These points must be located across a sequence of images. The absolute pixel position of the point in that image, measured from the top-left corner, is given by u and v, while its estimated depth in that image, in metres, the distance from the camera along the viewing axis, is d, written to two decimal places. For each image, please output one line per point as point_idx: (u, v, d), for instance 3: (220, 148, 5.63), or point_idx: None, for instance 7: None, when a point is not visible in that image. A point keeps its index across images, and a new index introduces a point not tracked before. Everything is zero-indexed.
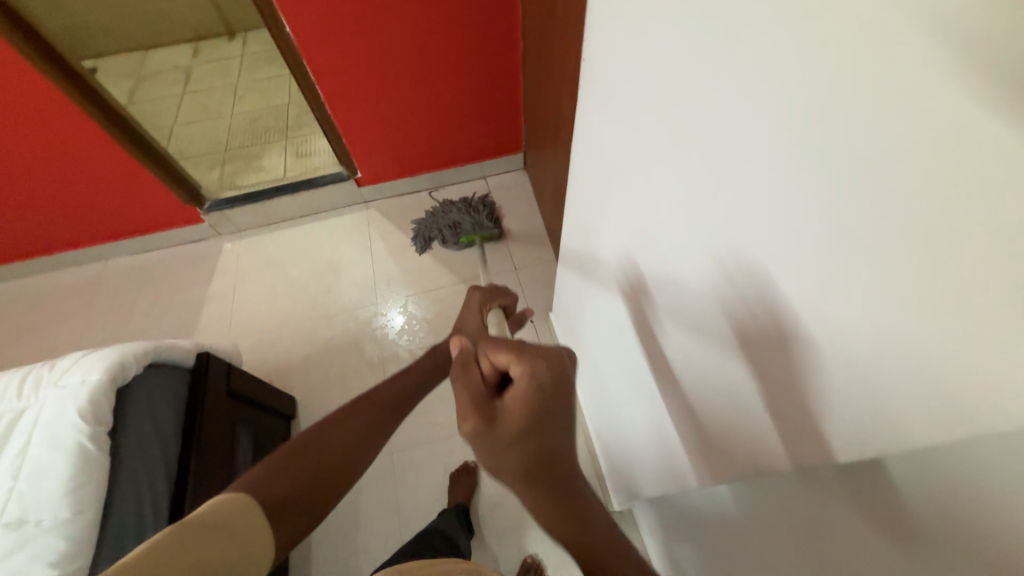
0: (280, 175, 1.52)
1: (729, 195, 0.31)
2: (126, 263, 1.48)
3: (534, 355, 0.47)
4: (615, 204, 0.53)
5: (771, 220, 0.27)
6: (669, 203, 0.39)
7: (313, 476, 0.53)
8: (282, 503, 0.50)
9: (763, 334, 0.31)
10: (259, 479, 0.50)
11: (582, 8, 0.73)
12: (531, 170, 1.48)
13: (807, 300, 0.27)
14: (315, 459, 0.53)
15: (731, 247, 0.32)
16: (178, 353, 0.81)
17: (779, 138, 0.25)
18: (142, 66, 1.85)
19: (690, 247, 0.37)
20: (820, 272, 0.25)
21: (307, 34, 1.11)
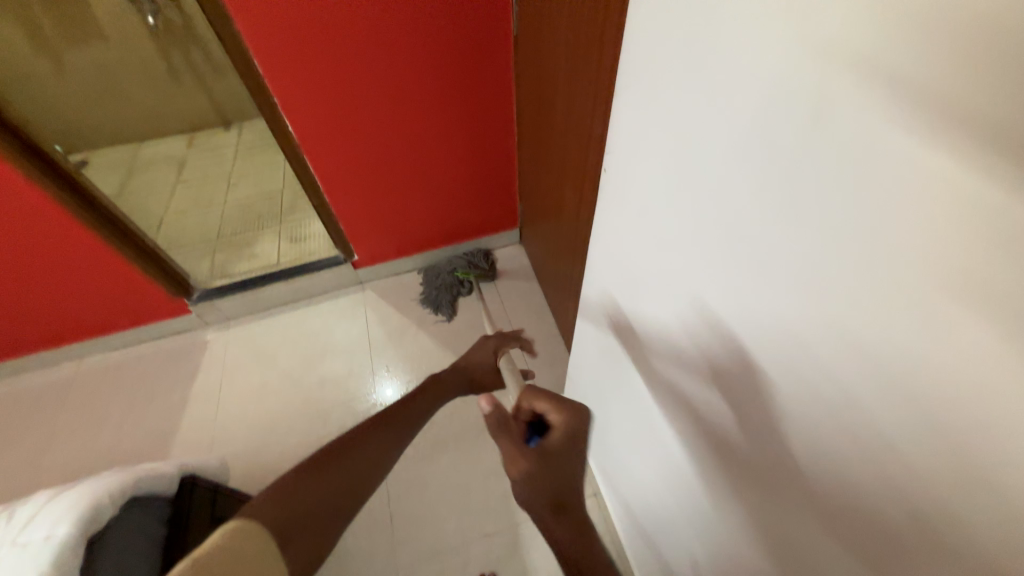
0: (274, 260, 1.49)
1: (781, 284, 0.33)
2: (103, 361, 1.39)
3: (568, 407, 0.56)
4: (657, 303, 0.53)
5: (834, 313, 0.29)
6: (715, 287, 0.41)
7: (322, 502, 0.56)
8: (287, 527, 0.53)
9: (846, 434, 0.31)
10: (266, 503, 0.54)
11: (585, 112, 0.77)
12: (529, 245, 1.49)
13: (878, 391, 0.28)
14: (324, 480, 0.57)
15: (789, 333, 0.34)
16: (160, 482, 0.72)
17: (852, 267, 0.27)
18: (134, 158, 1.87)
19: (746, 334, 0.38)
20: (886, 365, 0.27)
21: (307, 130, 1.13)
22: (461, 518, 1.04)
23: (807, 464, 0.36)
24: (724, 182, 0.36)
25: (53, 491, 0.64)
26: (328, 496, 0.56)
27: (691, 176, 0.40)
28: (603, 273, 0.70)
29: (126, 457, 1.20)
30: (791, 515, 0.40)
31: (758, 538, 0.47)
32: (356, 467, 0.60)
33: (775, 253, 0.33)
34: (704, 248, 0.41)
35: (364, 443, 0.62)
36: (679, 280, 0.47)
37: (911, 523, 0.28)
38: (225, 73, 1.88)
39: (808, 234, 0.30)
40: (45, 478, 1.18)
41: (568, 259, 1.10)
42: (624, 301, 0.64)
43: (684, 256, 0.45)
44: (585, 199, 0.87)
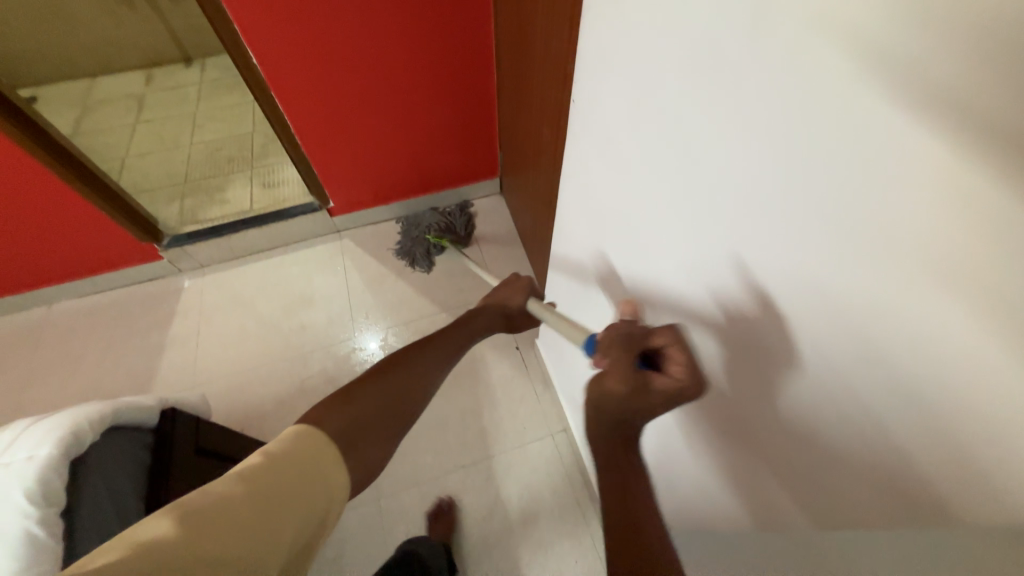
0: (246, 207, 1.45)
1: (754, 210, 0.35)
2: (73, 308, 1.36)
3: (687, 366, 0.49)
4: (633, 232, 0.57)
5: (801, 235, 0.32)
6: (679, 209, 0.45)
7: (382, 407, 0.62)
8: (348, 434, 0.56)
9: (803, 343, 0.35)
10: (333, 409, 0.58)
11: (559, 48, 0.75)
12: (509, 195, 1.48)
13: (836, 301, 0.31)
14: (386, 393, 0.64)
15: (761, 257, 0.36)
16: (139, 413, 0.74)
17: (790, 174, 0.31)
18: (87, 95, 1.74)
19: (723, 261, 0.41)
20: (841, 278, 0.30)
21: (278, 68, 1.07)
22: (439, 452, 1.10)
23: (771, 368, 0.39)
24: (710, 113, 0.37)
25: (30, 419, 0.65)
26: (385, 406, 0.62)
27: (677, 110, 0.41)
28: (584, 210, 0.72)
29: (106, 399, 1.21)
30: (748, 415, 0.44)
31: (717, 441, 0.52)
32: (405, 382, 0.67)
33: (750, 182, 0.35)
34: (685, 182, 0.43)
35: (417, 367, 0.70)
36: (661, 215, 0.49)
37: (854, 403, 0.32)
38: (181, 1, 1.73)
39: (785, 162, 0.31)
40: (24, 420, 1.19)
41: (545, 207, 1.10)
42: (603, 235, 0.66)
43: (666, 190, 0.46)
44: (560, 141, 0.86)
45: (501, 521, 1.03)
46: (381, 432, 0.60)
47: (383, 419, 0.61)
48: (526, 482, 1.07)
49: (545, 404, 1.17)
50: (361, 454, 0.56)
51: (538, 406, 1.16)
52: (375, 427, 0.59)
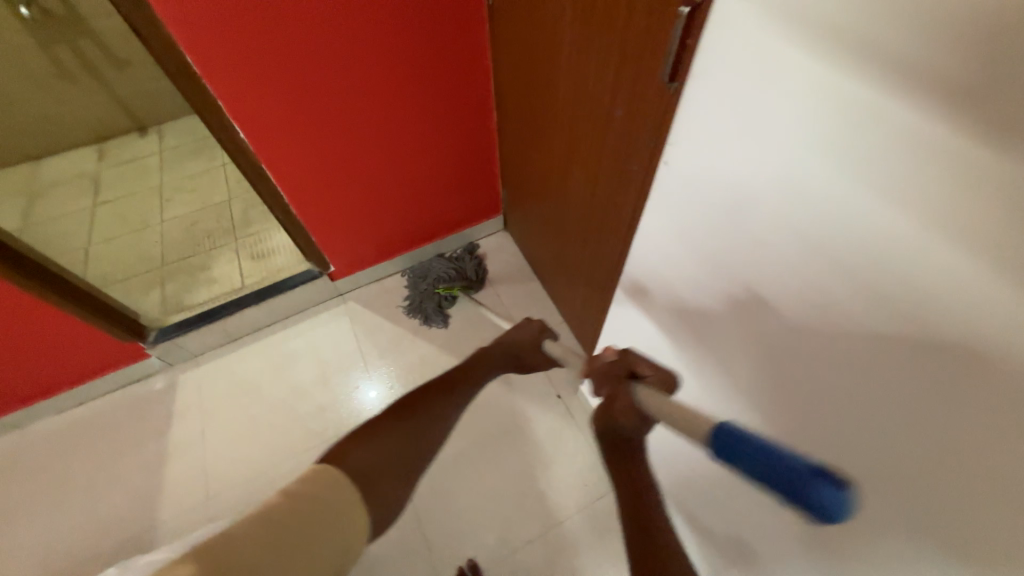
0: (237, 283, 1.32)
1: (868, 247, 0.36)
2: (50, 427, 1.19)
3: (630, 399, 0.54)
4: (742, 291, 0.51)
5: (924, 270, 0.32)
6: (829, 276, 0.39)
7: (409, 448, 0.55)
8: (370, 477, 0.50)
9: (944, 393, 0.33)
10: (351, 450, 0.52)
11: (597, 91, 0.68)
12: (517, 232, 1.42)
13: (984, 347, 0.30)
14: (411, 431, 0.57)
15: (870, 296, 0.37)
16: None
17: None
18: (33, 180, 1.57)
19: (827, 299, 0.40)
20: (990, 322, 0.29)
21: (264, 137, 0.97)
22: (498, 528, 1.01)
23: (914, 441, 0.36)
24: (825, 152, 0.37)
25: None
26: (410, 447, 0.55)
27: (819, 161, 0.37)
28: (657, 257, 0.66)
29: (107, 532, 1.05)
30: (899, 505, 0.38)
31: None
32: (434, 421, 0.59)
33: (871, 222, 0.35)
34: (783, 217, 0.43)
35: (440, 397, 0.63)
36: (778, 271, 0.45)
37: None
38: (128, 67, 1.58)
39: (917, 203, 0.32)
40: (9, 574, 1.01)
41: (573, 249, 1.03)
42: (685, 283, 0.61)
43: (789, 246, 0.43)
44: (597, 187, 0.80)
45: None
46: (402, 478, 0.52)
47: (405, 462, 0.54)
48: (598, 546, 0.99)
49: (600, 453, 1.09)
50: (382, 503, 0.50)
51: (594, 456, 1.09)
52: (392, 470, 0.52)
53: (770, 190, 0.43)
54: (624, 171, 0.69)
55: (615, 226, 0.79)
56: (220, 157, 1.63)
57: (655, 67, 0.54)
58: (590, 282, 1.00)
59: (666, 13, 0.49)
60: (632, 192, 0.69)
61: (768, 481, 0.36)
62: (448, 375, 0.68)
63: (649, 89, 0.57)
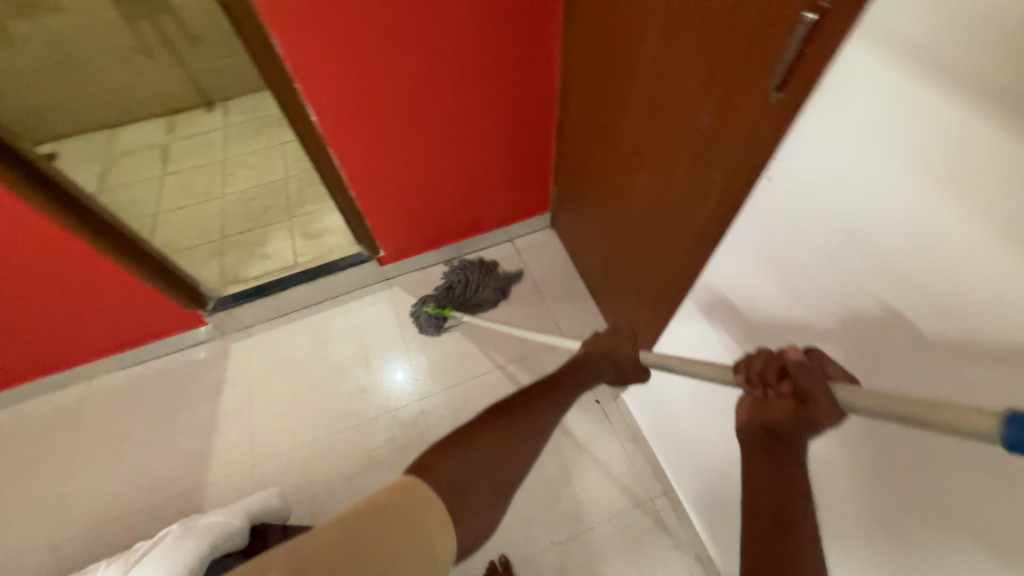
0: (290, 261, 1.36)
1: (1004, 295, 0.34)
2: (113, 382, 1.27)
3: (833, 401, 0.43)
4: (842, 322, 0.48)
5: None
6: (971, 315, 0.37)
7: (497, 461, 0.56)
8: (457, 494, 0.52)
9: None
10: (438, 464, 0.53)
11: (682, 96, 0.66)
12: (564, 231, 1.40)
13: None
14: (499, 445, 0.57)
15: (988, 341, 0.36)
16: (234, 538, 0.64)
17: None
18: (109, 148, 1.66)
19: (950, 340, 0.39)
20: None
21: (337, 125, 0.99)
22: (529, 526, 1.01)
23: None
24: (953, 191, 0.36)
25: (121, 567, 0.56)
26: (497, 465, 0.56)
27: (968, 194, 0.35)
28: (728, 275, 0.65)
29: (159, 486, 1.11)
30: (1008, 540, 0.38)
31: None
32: (522, 438, 0.59)
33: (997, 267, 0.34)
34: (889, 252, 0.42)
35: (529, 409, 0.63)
36: (897, 304, 0.42)
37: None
38: (201, 45, 1.65)
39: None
40: (73, 515, 1.09)
41: (627, 254, 1.01)
42: (758, 305, 0.60)
43: (916, 280, 0.40)
44: (666, 194, 0.77)
45: None
46: (488, 495, 0.53)
47: (493, 478, 0.55)
48: (629, 557, 0.98)
49: (636, 464, 1.07)
50: (469, 517, 0.51)
51: (629, 466, 1.07)
52: (481, 486, 0.53)
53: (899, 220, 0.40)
54: (702, 180, 0.67)
55: (683, 236, 0.76)
56: (279, 137, 1.67)
57: (759, 75, 0.51)
58: (643, 290, 0.98)
59: (783, 18, 0.46)
60: (709, 203, 0.66)
61: None
62: (540, 383, 0.70)
63: (748, 96, 0.54)
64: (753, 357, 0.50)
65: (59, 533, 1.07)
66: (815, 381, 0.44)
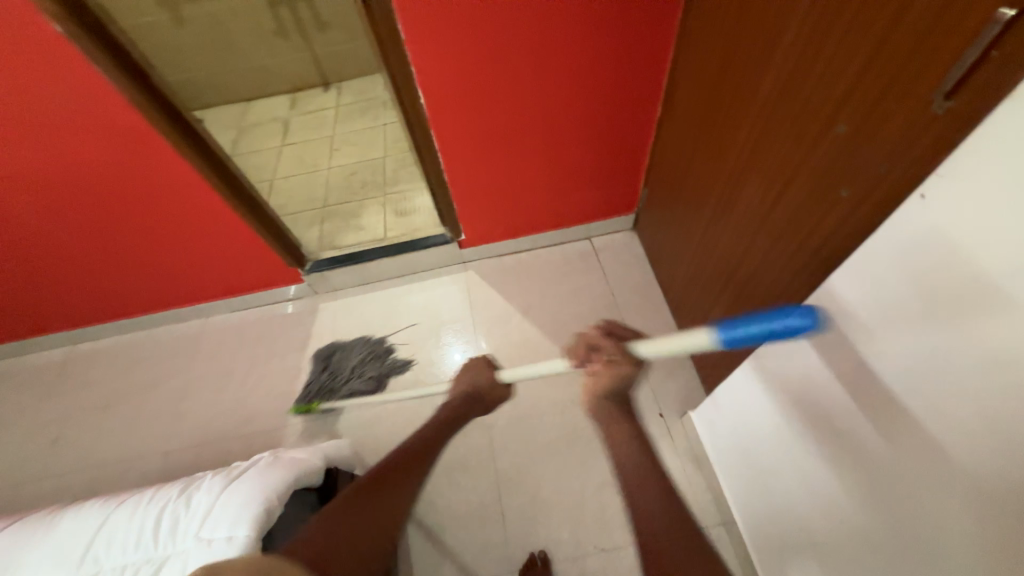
0: (380, 234, 1.46)
1: None
2: (224, 322, 1.45)
3: (631, 354, 0.64)
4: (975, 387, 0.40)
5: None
6: None
7: (368, 524, 0.57)
8: (329, 560, 0.52)
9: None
10: (301, 540, 0.54)
11: (817, 98, 0.60)
12: (648, 236, 1.35)
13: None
14: (359, 514, 0.57)
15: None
16: (312, 475, 0.71)
17: None
18: (242, 118, 1.89)
19: None
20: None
21: (443, 107, 1.03)
22: (575, 526, 1.01)
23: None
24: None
25: (223, 479, 0.64)
26: (367, 528, 0.56)
27: None
28: None
29: (251, 419, 1.26)
30: None
31: None
32: (390, 500, 0.60)
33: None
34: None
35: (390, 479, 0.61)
36: None
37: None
38: (327, 30, 1.80)
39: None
40: (184, 429, 1.27)
41: (720, 266, 0.95)
42: (861, 345, 0.52)
43: None
44: (777, 207, 0.72)
45: None
46: (359, 557, 0.54)
47: (375, 527, 0.57)
48: None
49: (696, 487, 1.02)
50: None
51: (687, 488, 1.02)
52: (350, 552, 0.54)
53: None
54: (826, 195, 0.61)
55: (793, 255, 0.70)
56: (382, 118, 1.79)
57: (923, 81, 0.45)
58: (734, 306, 0.92)
59: (966, 15, 0.40)
60: (830, 221, 0.61)
61: (775, 331, 0.49)
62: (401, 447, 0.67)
63: (903, 103, 0.48)
64: (576, 347, 0.68)
65: (171, 443, 1.25)
66: (618, 347, 0.65)
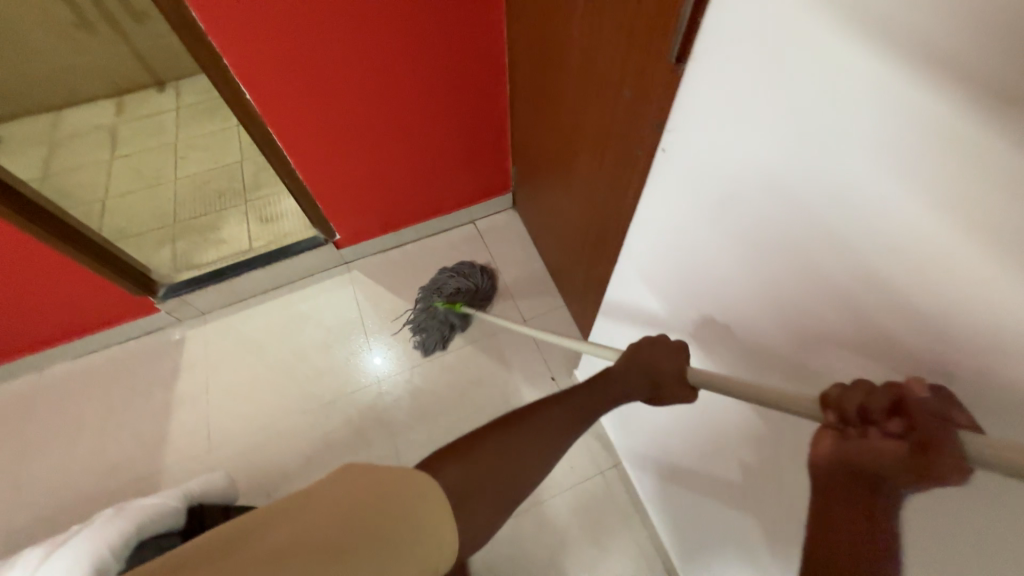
0: (245, 246, 1.35)
1: (769, 222, 0.45)
2: (65, 371, 1.25)
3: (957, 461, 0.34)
4: (712, 279, 0.56)
5: (905, 221, 0.34)
6: (753, 246, 0.48)
7: (510, 472, 0.47)
8: (465, 488, 0.45)
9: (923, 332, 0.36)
10: (460, 457, 0.47)
11: (604, 69, 0.66)
12: (524, 211, 1.39)
13: (970, 280, 0.32)
14: (515, 464, 0.48)
15: (843, 255, 0.40)
16: (166, 519, 0.65)
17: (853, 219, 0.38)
18: (53, 130, 1.59)
19: (751, 274, 0.50)
20: (947, 265, 0.33)
21: (277, 104, 0.96)
22: None
23: (912, 369, 0.38)
24: (812, 101, 0.37)
25: (46, 549, 0.59)
26: (519, 466, 0.48)
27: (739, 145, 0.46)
28: (653, 249, 0.66)
29: (115, 474, 1.11)
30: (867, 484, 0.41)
31: None
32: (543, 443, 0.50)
33: (846, 176, 0.37)
34: (763, 178, 0.44)
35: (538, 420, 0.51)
36: (737, 258, 0.51)
37: None
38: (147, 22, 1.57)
39: (914, 152, 0.32)
40: (27, 504, 1.08)
41: (575, 232, 1.02)
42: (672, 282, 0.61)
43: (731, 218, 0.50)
44: (599, 172, 0.78)
45: (560, 569, 0.98)
46: (495, 497, 0.46)
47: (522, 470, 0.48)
48: (578, 526, 1.02)
49: (589, 439, 1.11)
50: (466, 519, 0.45)
51: (582, 441, 1.11)
52: (488, 491, 0.46)
53: (707, 173, 0.51)
54: (628, 153, 0.67)
55: (617, 216, 0.77)
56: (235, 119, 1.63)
57: (665, 46, 0.51)
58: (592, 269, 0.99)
59: None
60: (634, 178, 0.67)
61: None
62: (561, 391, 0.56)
63: (658, 69, 0.54)
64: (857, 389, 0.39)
65: (12, 522, 1.06)
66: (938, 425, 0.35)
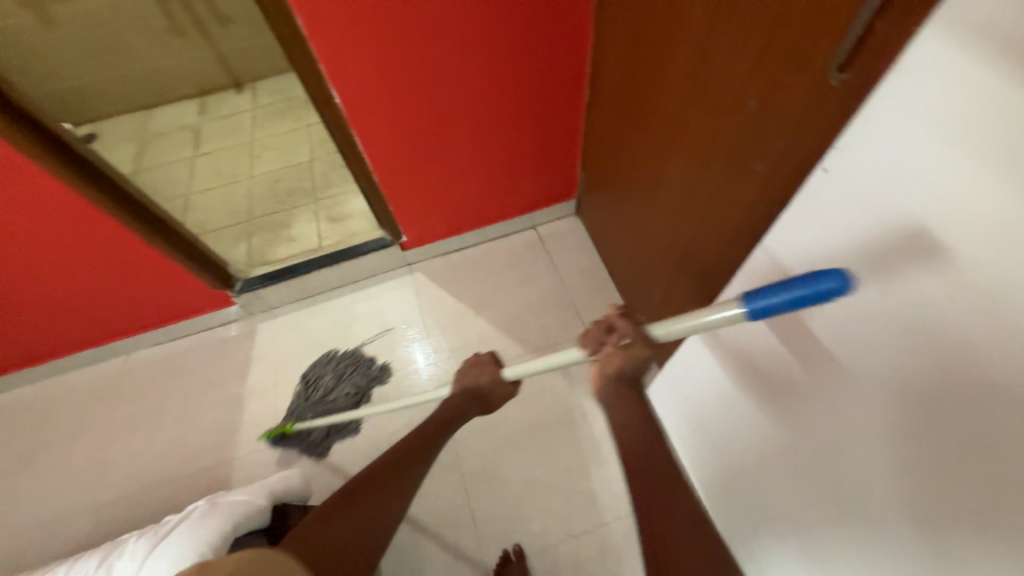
0: (315, 244, 1.38)
1: (914, 270, 0.40)
2: (149, 357, 1.32)
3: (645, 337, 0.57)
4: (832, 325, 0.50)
5: None
6: (891, 292, 0.43)
7: (368, 523, 0.59)
8: (323, 551, 0.54)
9: (993, 310, 0.35)
10: (313, 527, 0.57)
11: (723, 77, 0.61)
12: (590, 218, 1.35)
13: None
14: (370, 516, 0.59)
15: (917, 237, 0.39)
16: (255, 518, 0.66)
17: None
18: (144, 128, 1.70)
19: (889, 324, 0.44)
20: (1017, 227, 0.32)
21: (361, 109, 0.98)
22: (547, 518, 1.01)
23: None
24: (992, 140, 0.32)
25: (149, 543, 0.60)
26: (373, 518, 0.59)
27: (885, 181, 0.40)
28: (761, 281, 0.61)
29: (191, 459, 1.16)
30: None
31: None
32: (392, 494, 0.63)
33: (956, 176, 0.35)
34: (878, 190, 0.41)
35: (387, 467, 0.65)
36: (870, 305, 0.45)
37: None
38: (230, 25, 1.64)
39: None
40: (113, 483, 1.15)
41: (656, 247, 0.97)
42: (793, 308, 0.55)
43: (860, 260, 0.45)
44: (701, 186, 0.73)
45: None
46: (358, 553, 0.56)
47: (378, 522, 0.60)
48: None
49: None
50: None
51: None
52: (352, 548, 0.56)
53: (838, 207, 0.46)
54: (743, 172, 0.62)
55: (719, 234, 0.72)
56: (305, 119, 1.68)
57: (819, 54, 0.46)
58: (673, 284, 0.95)
59: None
60: (751, 194, 0.62)
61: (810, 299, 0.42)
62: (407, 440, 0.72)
63: (804, 81, 0.49)
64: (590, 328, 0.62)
65: (100, 498, 1.13)
66: (635, 329, 0.57)
